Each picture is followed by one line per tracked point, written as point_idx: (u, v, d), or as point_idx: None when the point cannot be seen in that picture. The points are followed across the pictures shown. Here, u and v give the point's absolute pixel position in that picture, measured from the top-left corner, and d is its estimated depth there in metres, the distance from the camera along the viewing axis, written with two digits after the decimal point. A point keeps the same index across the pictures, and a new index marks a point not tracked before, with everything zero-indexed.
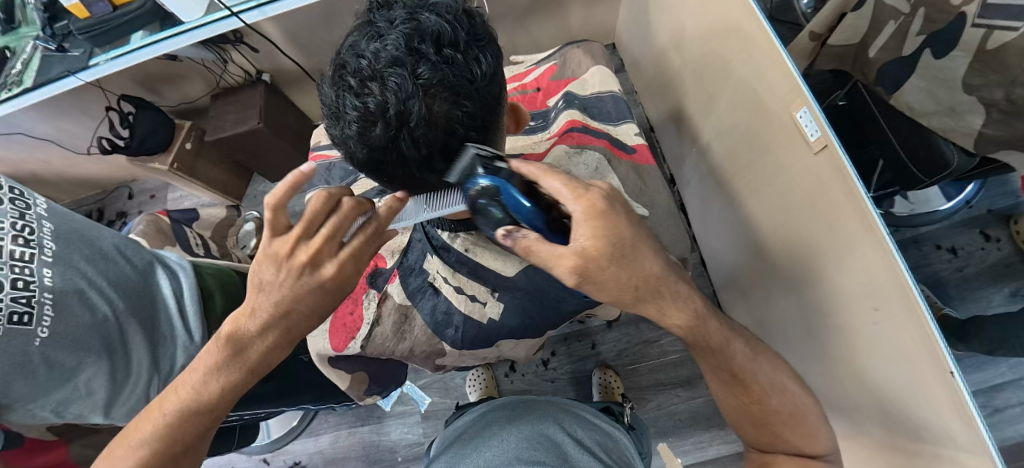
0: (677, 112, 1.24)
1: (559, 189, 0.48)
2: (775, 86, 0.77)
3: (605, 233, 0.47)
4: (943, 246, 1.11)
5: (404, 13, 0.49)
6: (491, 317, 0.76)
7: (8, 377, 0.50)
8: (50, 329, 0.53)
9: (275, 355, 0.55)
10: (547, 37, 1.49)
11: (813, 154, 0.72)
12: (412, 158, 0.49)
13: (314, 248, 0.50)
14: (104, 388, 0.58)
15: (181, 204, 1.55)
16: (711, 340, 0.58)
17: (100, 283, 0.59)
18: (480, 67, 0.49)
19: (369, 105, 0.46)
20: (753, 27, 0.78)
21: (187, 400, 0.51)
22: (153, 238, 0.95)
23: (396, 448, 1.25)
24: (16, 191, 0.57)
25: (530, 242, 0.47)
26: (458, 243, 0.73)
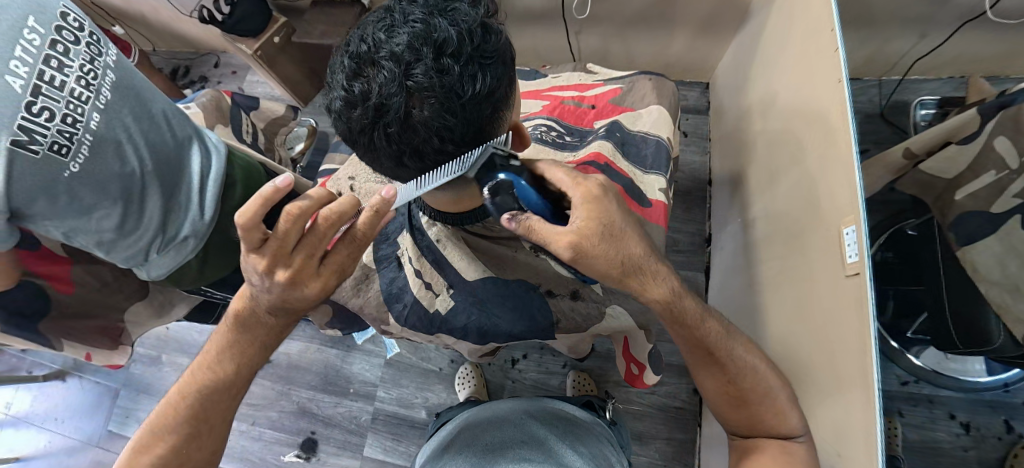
0: (738, 176, 1.17)
1: (564, 179, 0.54)
2: (837, 194, 0.71)
3: (596, 216, 0.52)
4: (958, 417, 1.02)
5: (422, 7, 0.46)
6: (439, 308, 0.72)
7: (34, 195, 0.57)
8: (81, 167, 0.60)
9: (283, 332, 0.59)
10: (643, 53, 1.44)
11: (845, 277, 0.67)
12: (383, 149, 0.48)
13: (294, 267, 0.51)
14: (112, 230, 0.66)
15: (254, 88, 1.64)
16: (687, 316, 0.59)
17: (138, 142, 0.66)
18: (477, 88, 0.45)
19: (355, 89, 0.45)
20: (838, 122, 0.72)
21: (204, 380, 0.57)
22: (210, 113, 1.02)
23: (352, 379, 1.31)
24: (94, 37, 0.64)
25: (532, 222, 0.52)
26: (432, 230, 0.72)
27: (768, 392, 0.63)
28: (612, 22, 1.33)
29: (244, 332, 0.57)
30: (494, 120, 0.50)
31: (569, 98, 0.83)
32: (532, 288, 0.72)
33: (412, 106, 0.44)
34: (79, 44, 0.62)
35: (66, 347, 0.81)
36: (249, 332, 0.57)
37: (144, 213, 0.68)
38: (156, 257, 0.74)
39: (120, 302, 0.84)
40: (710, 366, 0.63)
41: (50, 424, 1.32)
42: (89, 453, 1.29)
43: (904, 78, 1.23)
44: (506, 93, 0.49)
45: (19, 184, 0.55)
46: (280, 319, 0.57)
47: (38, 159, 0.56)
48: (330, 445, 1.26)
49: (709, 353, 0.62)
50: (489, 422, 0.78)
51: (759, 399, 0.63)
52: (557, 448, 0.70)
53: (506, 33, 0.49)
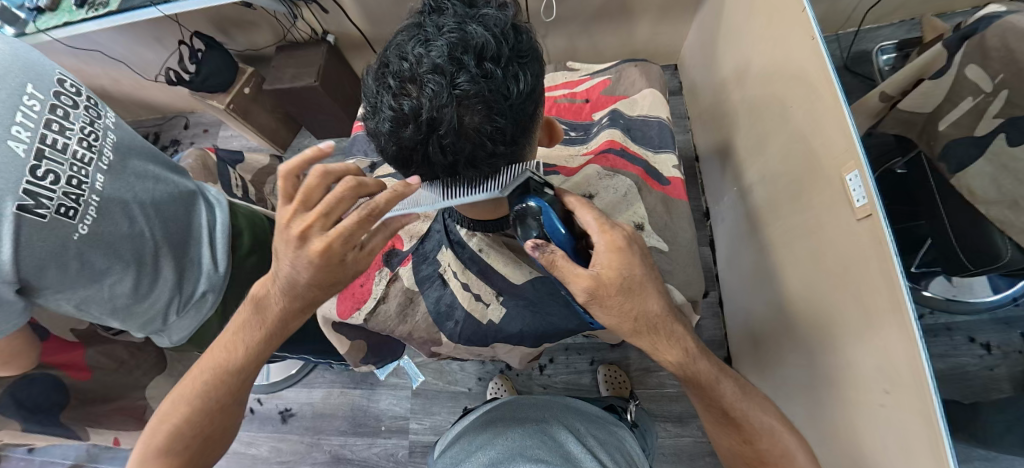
0: (726, 146, 1.21)
1: (592, 223, 0.53)
2: (830, 142, 0.74)
3: (620, 268, 0.51)
4: (978, 340, 1.05)
5: (453, 17, 0.46)
6: (491, 319, 0.73)
7: (45, 262, 0.56)
8: (90, 228, 0.59)
9: (293, 323, 0.57)
10: (609, 47, 1.48)
11: (855, 220, 0.70)
12: (436, 163, 0.49)
13: (306, 224, 0.48)
14: (127, 294, 0.64)
15: (230, 143, 1.62)
16: (701, 377, 0.58)
17: (143, 200, 0.66)
18: (521, 87, 0.46)
19: (403, 107, 0.45)
20: (818, 74, 0.76)
21: (220, 358, 0.56)
22: (198, 172, 1.01)
23: (381, 417, 1.28)
24: (91, 101, 0.64)
25: (555, 257, 0.51)
26: (474, 241, 0.72)
27: (783, 455, 0.58)
28: (576, 21, 1.37)
29: (258, 309, 0.56)
30: (535, 116, 0.51)
31: (561, 96, 0.85)
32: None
33: (463, 115, 0.45)
34: (77, 108, 0.62)
35: (91, 432, 0.77)
36: (260, 317, 0.56)
37: (158, 274, 0.68)
38: (175, 319, 0.73)
39: (139, 379, 0.80)
40: (723, 426, 0.60)
41: None
42: None
43: (861, 29, 1.29)
44: (542, 90, 0.51)
45: (29, 251, 0.54)
46: (289, 306, 0.54)
47: (46, 222, 0.55)
48: None
49: (725, 414, 0.59)
50: (510, 419, 0.75)
51: (780, 465, 0.58)
52: (573, 453, 0.68)
53: (531, 31, 0.50)
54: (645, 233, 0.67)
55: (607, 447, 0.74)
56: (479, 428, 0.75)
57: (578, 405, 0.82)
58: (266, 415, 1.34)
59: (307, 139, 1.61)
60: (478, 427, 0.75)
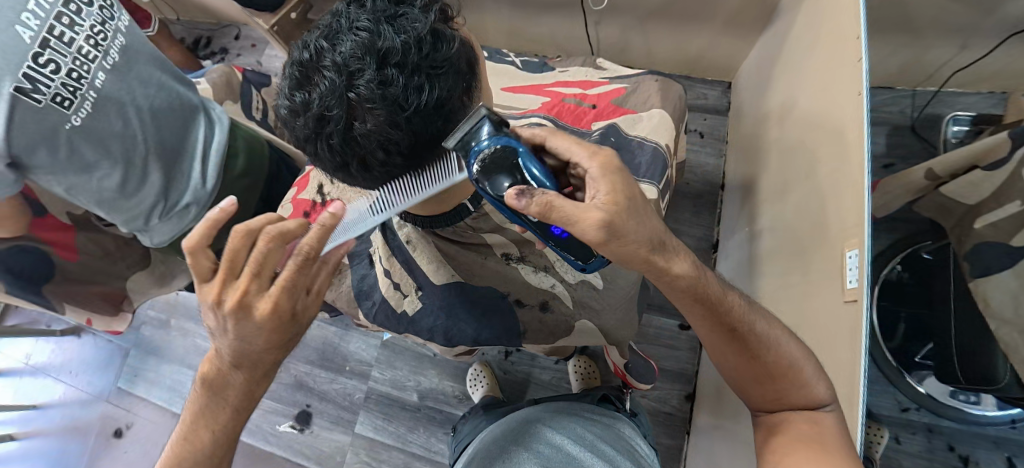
0: (750, 183, 1.13)
1: (574, 147, 0.49)
2: (844, 212, 0.68)
3: (622, 188, 0.47)
4: (958, 450, 0.98)
5: (368, 14, 0.45)
6: (405, 310, 0.70)
7: (35, 145, 0.58)
8: (82, 121, 0.62)
9: (259, 388, 0.52)
10: (664, 49, 1.39)
11: (842, 301, 0.65)
12: (328, 158, 0.47)
13: (240, 290, 0.44)
14: (113, 190, 0.68)
15: (272, 63, 1.65)
16: (711, 293, 0.57)
17: (140, 104, 0.69)
18: (422, 99, 0.43)
19: (297, 99, 0.44)
20: (853, 137, 0.68)
21: (189, 433, 0.49)
22: (218, 89, 1.04)
23: (348, 358, 1.34)
24: (108, 2, 0.67)
25: (551, 198, 0.44)
26: (403, 230, 0.71)
27: (792, 364, 0.58)
28: (634, 14, 1.29)
29: (214, 395, 0.50)
30: (449, 130, 0.48)
31: (571, 96, 0.80)
32: (500, 295, 0.70)
33: (356, 118, 0.43)
34: (92, 6, 0.64)
35: (65, 309, 0.84)
36: (218, 396, 0.50)
37: (145, 179, 0.71)
38: (157, 223, 0.76)
39: (122, 270, 0.88)
40: (731, 345, 0.60)
41: (64, 377, 1.39)
42: (99, 407, 1.36)
43: (941, 90, 1.17)
44: (459, 104, 0.48)
45: (20, 131, 0.56)
46: (251, 373, 0.49)
47: (41, 107, 0.57)
48: (323, 420, 1.29)
49: (732, 329, 0.59)
50: (504, 439, 0.76)
51: (786, 378, 0.58)
52: (573, 452, 0.70)
53: (460, 39, 0.47)
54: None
55: (608, 436, 0.76)
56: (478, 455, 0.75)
57: (575, 408, 0.84)
58: None
59: None
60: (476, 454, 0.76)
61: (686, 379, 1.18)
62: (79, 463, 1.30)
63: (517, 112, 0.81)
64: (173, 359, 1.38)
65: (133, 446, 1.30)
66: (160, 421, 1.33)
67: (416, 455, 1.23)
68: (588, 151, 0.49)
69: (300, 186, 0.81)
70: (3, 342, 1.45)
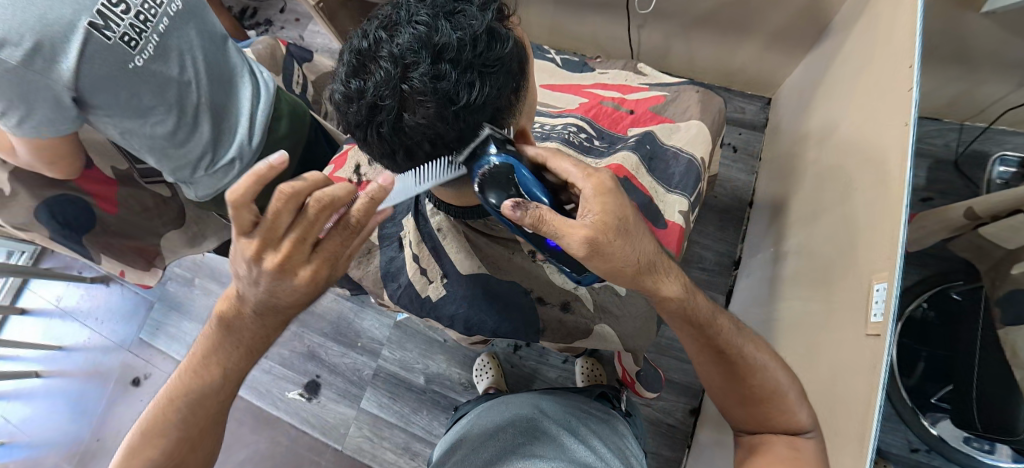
0: (781, 203, 1.11)
1: (570, 169, 0.49)
2: (876, 245, 0.67)
3: (612, 213, 0.47)
4: None
5: (427, 7, 0.45)
6: (430, 295, 0.71)
7: (100, 81, 0.61)
8: (144, 62, 0.64)
9: (274, 335, 0.54)
10: (705, 59, 1.37)
11: (864, 334, 0.64)
12: (375, 145, 0.49)
13: (284, 254, 0.45)
14: (165, 135, 0.70)
15: (314, 39, 1.68)
16: (700, 315, 0.58)
17: (197, 54, 0.70)
18: (473, 97, 0.44)
19: (351, 86, 0.45)
20: (895, 168, 0.66)
21: (190, 383, 0.52)
22: (262, 60, 1.06)
23: (361, 334, 1.37)
24: None
25: (543, 212, 0.45)
26: (435, 218, 0.71)
27: (776, 391, 0.61)
28: (678, 20, 1.27)
29: (230, 335, 0.52)
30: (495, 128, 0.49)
31: (608, 99, 0.81)
32: (524, 291, 0.71)
33: (407, 110, 0.44)
34: None
35: (102, 259, 0.87)
36: (234, 337, 0.52)
37: (196, 128, 0.73)
38: (202, 175, 0.78)
39: (157, 227, 0.91)
40: (718, 366, 0.61)
41: (91, 322, 1.46)
42: (121, 355, 1.42)
43: (990, 127, 1.13)
44: (506, 103, 0.48)
45: (88, 67, 0.59)
46: (266, 324, 0.51)
47: (109, 44, 0.59)
48: (331, 391, 1.33)
49: (719, 351, 0.60)
50: (500, 419, 0.78)
51: (771, 401, 0.61)
52: (574, 450, 0.70)
53: (513, 38, 0.47)
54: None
55: (602, 435, 0.77)
56: (473, 432, 0.78)
57: (571, 400, 0.84)
58: None
59: None
60: (472, 432, 0.78)
61: (692, 394, 1.17)
62: (98, 406, 1.36)
63: (554, 111, 0.81)
64: (194, 317, 1.44)
65: (147, 397, 1.36)
66: None
67: (417, 436, 1.25)
68: (582, 169, 0.48)
69: (337, 164, 0.82)
70: (37, 283, 1.52)
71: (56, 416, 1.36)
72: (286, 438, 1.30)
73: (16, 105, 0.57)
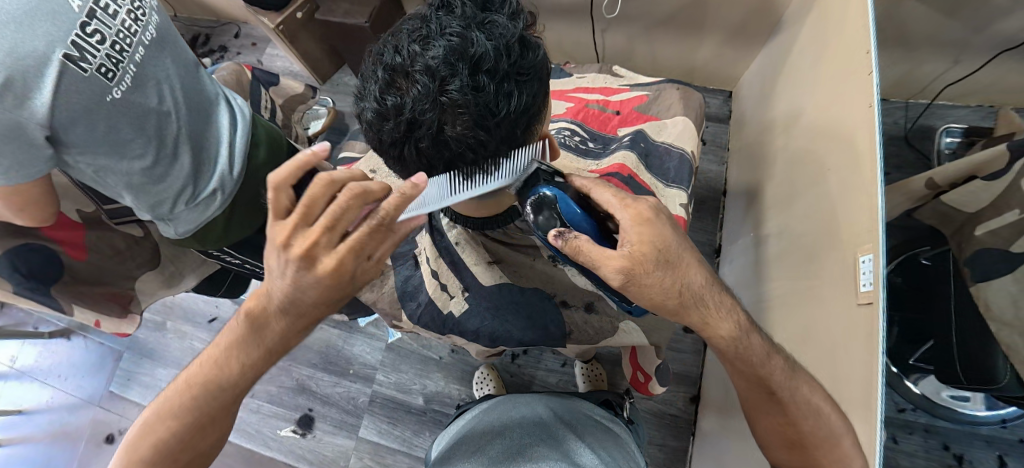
0: (756, 188, 1.16)
1: (613, 199, 0.53)
2: (855, 217, 0.71)
3: (651, 239, 0.51)
4: (952, 448, 1.01)
5: (458, 20, 0.45)
6: (452, 310, 0.71)
7: (75, 116, 0.56)
8: (123, 93, 0.60)
9: (296, 339, 0.53)
10: (667, 58, 1.42)
11: (856, 304, 0.67)
12: (412, 161, 0.49)
13: (310, 239, 0.45)
14: (145, 169, 0.65)
15: (273, 62, 1.64)
16: (752, 355, 0.59)
17: (175, 83, 0.67)
18: (511, 105, 0.45)
19: (386, 103, 0.45)
20: (863, 143, 0.71)
21: (211, 372, 0.52)
22: (229, 86, 1.02)
23: (352, 361, 1.33)
24: None
25: (580, 242, 0.50)
26: (452, 232, 0.71)
27: (810, 415, 0.58)
28: (640, 22, 1.31)
29: (256, 332, 0.51)
30: (526, 134, 0.50)
31: (594, 102, 0.82)
32: (546, 297, 0.70)
33: (446, 123, 0.44)
34: None
35: (75, 311, 0.80)
36: (258, 334, 0.51)
37: (176, 160, 0.68)
38: (183, 211, 0.73)
39: (131, 270, 0.85)
40: (771, 405, 0.61)
41: (53, 380, 1.35)
42: (90, 412, 1.32)
43: (932, 102, 1.21)
44: (538, 109, 0.50)
45: (65, 102, 0.55)
46: (292, 321, 0.50)
47: (85, 77, 0.56)
48: (326, 423, 1.27)
49: (770, 392, 0.60)
50: (506, 423, 0.76)
51: (819, 444, 0.57)
52: (575, 450, 0.68)
53: (542, 46, 0.49)
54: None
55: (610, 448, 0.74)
56: (478, 430, 0.76)
57: (579, 408, 0.84)
58: None
59: (346, 77, 1.60)
60: (475, 431, 0.76)
61: (690, 382, 1.20)
62: None
63: None
64: (168, 362, 1.35)
65: None
66: None
67: (421, 459, 1.22)
68: (625, 203, 0.52)
69: None
70: None
71: None
72: None
73: None
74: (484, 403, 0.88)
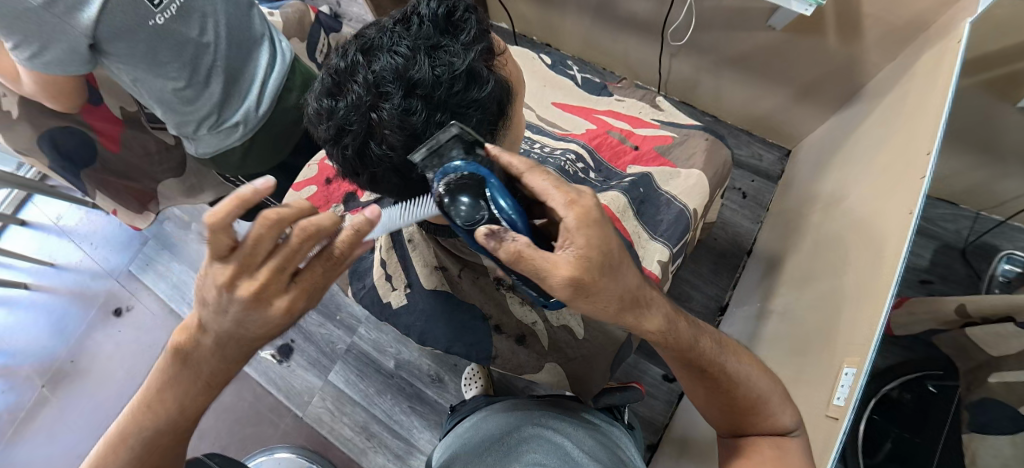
0: (777, 259, 1.10)
1: (548, 189, 0.39)
2: (855, 328, 0.65)
3: (593, 246, 0.37)
4: None
5: (409, 39, 0.46)
6: (392, 301, 0.74)
7: (118, 34, 0.61)
8: (165, 20, 0.64)
9: (236, 368, 0.47)
10: (731, 99, 1.34)
11: (825, 415, 0.62)
12: (345, 164, 0.50)
13: (261, 282, 0.40)
14: (176, 92, 0.70)
15: (349, 7, 1.68)
16: (682, 340, 0.49)
17: (219, 18, 0.71)
18: (440, 135, 0.44)
19: (325, 105, 0.46)
20: (891, 252, 0.65)
21: (147, 417, 0.46)
22: (290, 25, 1.06)
23: (341, 308, 1.38)
24: None
25: (519, 247, 0.36)
26: (407, 229, 0.73)
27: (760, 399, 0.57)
28: (711, 57, 1.24)
29: (187, 368, 0.45)
30: None
31: (617, 130, 0.81)
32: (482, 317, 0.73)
33: (375, 138, 0.45)
34: None
35: (98, 196, 0.90)
36: (185, 364, 0.45)
37: (206, 89, 0.73)
38: (204, 134, 0.78)
39: (157, 173, 0.92)
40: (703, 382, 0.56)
41: (86, 246, 1.49)
42: (108, 283, 1.45)
43: (1006, 222, 1.11)
44: (481, 142, 0.49)
45: (109, 18, 0.59)
46: (223, 354, 0.44)
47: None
48: (302, 358, 1.34)
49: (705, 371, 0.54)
50: (502, 431, 0.76)
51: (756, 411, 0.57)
52: (572, 454, 0.68)
53: (497, 79, 0.48)
54: (568, 311, 0.71)
55: (607, 447, 0.73)
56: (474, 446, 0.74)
57: (566, 406, 0.84)
58: None
59: None
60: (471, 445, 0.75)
61: (653, 429, 1.18)
62: (78, 329, 1.39)
63: (559, 132, 0.82)
64: (184, 260, 1.45)
65: (126, 330, 1.39)
66: (156, 314, 1.41)
67: (377, 418, 1.27)
68: (565, 196, 0.38)
69: None
70: (41, 199, 1.54)
71: (36, 330, 1.40)
72: (251, 395, 1.32)
73: (32, 40, 0.57)
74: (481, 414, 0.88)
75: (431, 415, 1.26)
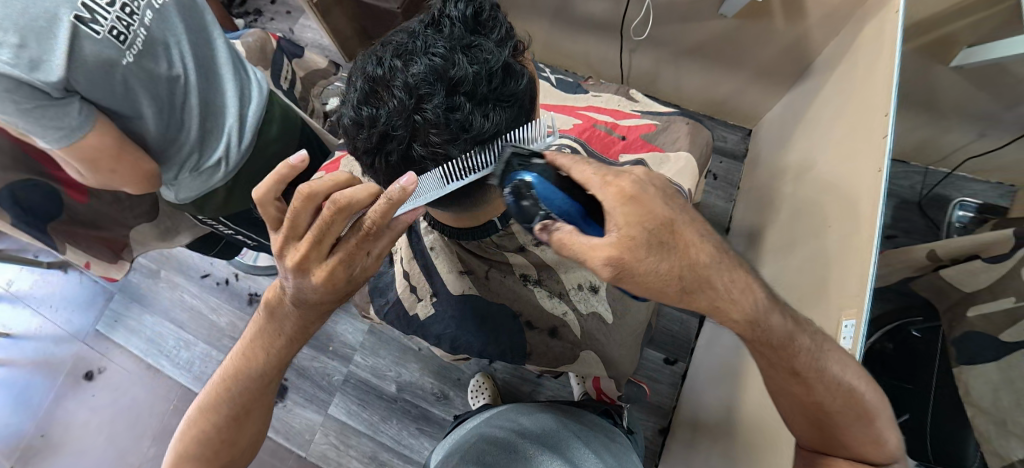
0: (758, 232, 1.15)
1: (591, 174, 0.41)
2: (845, 282, 0.69)
3: (643, 222, 0.39)
4: None
5: (444, 40, 0.48)
6: (418, 313, 0.74)
7: (93, 81, 0.58)
8: (134, 57, 0.61)
9: (313, 324, 0.55)
10: (691, 87, 1.40)
11: None
12: (383, 170, 0.52)
13: (302, 255, 0.45)
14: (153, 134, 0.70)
15: (303, 33, 1.66)
16: (773, 336, 0.45)
17: (185, 48, 0.69)
18: (483, 128, 0.47)
19: (364, 112, 0.48)
20: (867, 206, 0.70)
21: (240, 362, 0.55)
22: (251, 53, 1.03)
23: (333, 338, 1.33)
24: None
25: (563, 235, 0.39)
26: (428, 237, 0.74)
27: (862, 412, 0.49)
28: (668, 49, 1.30)
29: (276, 320, 0.54)
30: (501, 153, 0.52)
31: (602, 123, 0.82)
32: (513, 315, 0.75)
33: (419, 140, 0.47)
34: None
35: (69, 251, 0.83)
36: (278, 323, 0.54)
37: (183, 126, 0.72)
38: (187, 175, 0.77)
39: (128, 219, 0.90)
40: (787, 384, 0.49)
41: (43, 310, 1.38)
42: (74, 347, 1.35)
43: (952, 173, 1.19)
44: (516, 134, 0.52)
45: (80, 67, 0.56)
46: (304, 313, 0.52)
47: (99, 40, 0.57)
48: (298, 396, 1.29)
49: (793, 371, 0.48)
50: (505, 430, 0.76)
51: (841, 424, 0.50)
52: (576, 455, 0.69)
53: (527, 73, 0.51)
54: (595, 297, 0.75)
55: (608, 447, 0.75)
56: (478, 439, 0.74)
57: (573, 412, 0.85)
58: (236, 293, 1.38)
59: None
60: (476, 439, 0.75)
61: (662, 413, 1.21)
62: (45, 400, 1.29)
63: None
64: (157, 310, 1.37)
65: (100, 393, 1.29)
66: (131, 371, 1.32)
67: (385, 446, 1.23)
68: (603, 175, 0.41)
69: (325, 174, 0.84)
70: None
71: None
72: None
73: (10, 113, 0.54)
74: (485, 411, 0.87)
75: (440, 434, 1.23)
